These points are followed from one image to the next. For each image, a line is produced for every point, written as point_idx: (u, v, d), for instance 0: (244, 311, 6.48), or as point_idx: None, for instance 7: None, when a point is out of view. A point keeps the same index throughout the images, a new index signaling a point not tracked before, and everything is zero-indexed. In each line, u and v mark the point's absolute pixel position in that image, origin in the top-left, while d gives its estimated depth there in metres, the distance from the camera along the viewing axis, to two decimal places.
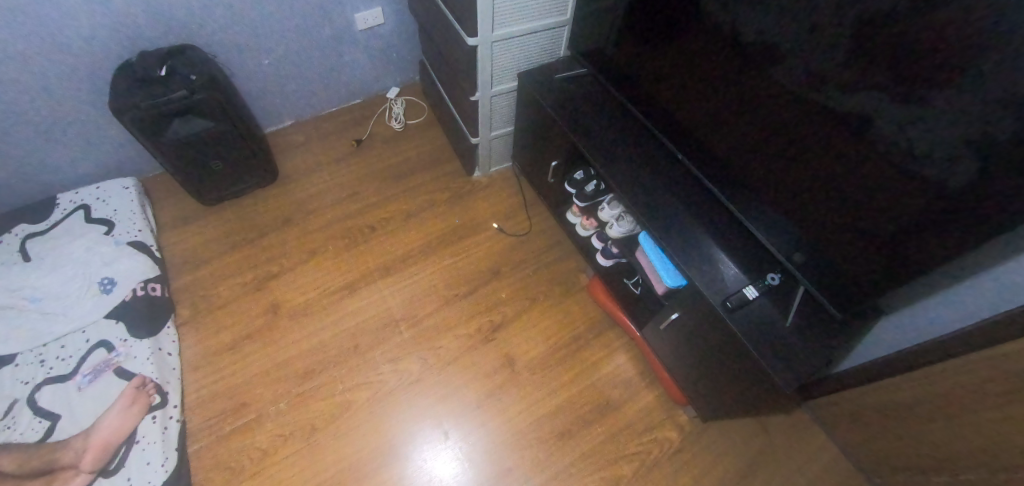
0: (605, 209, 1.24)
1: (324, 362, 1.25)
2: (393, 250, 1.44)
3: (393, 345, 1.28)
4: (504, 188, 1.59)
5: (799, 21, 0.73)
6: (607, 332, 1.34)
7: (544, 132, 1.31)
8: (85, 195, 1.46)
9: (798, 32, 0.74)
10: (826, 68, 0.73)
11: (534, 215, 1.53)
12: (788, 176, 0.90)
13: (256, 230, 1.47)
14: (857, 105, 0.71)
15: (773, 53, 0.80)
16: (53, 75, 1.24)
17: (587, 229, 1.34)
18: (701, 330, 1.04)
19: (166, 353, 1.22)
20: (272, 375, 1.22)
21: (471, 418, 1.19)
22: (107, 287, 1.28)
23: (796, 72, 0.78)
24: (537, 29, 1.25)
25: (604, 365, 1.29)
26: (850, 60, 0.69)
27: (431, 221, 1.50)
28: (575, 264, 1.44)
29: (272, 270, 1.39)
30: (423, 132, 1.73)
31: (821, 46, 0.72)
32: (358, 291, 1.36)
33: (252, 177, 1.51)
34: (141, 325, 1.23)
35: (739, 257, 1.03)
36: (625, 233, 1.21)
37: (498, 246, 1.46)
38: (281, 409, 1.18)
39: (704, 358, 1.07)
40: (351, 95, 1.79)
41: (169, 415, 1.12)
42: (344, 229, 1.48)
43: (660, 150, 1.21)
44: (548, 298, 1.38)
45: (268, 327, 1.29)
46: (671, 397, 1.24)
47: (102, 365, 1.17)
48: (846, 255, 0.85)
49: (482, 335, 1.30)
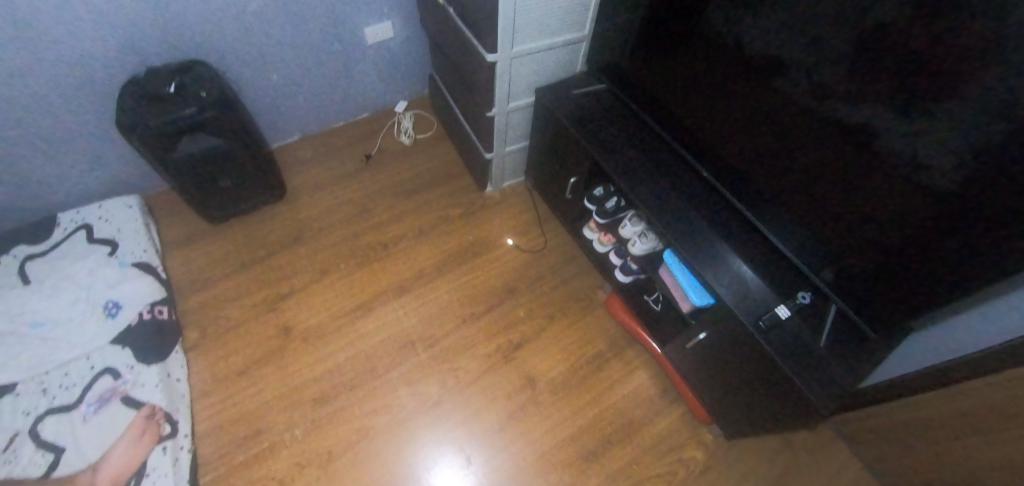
0: (627, 226, 1.21)
1: (339, 385, 1.21)
2: (407, 268, 1.41)
3: (410, 366, 1.24)
4: (517, 204, 1.56)
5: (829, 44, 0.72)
6: (627, 350, 1.32)
7: (561, 148, 1.29)
8: (87, 214, 1.42)
9: (831, 54, 0.73)
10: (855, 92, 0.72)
11: (549, 230, 1.51)
12: (817, 195, 0.88)
13: (264, 250, 1.43)
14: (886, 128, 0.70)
15: (801, 75, 0.79)
16: (56, 92, 1.20)
17: (605, 244, 1.32)
18: (728, 350, 1.02)
19: (175, 379, 1.18)
20: (285, 400, 1.18)
21: (493, 441, 1.16)
22: (112, 311, 1.24)
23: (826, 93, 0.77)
24: (555, 45, 1.23)
25: (626, 383, 1.27)
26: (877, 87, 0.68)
27: (445, 237, 1.48)
28: (591, 279, 1.42)
29: (282, 290, 1.36)
30: (433, 146, 1.70)
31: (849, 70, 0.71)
32: (372, 311, 1.33)
33: (259, 194, 1.47)
34: (147, 350, 1.19)
35: (768, 276, 1.01)
36: (647, 250, 1.18)
37: (513, 263, 1.43)
38: (296, 436, 1.14)
39: (731, 378, 1.05)
40: (359, 109, 1.76)
41: (180, 445, 1.08)
42: (355, 247, 1.45)
43: (681, 165, 1.19)
44: (566, 315, 1.35)
45: (279, 350, 1.25)
46: (695, 415, 1.22)
47: (108, 394, 1.13)
48: (878, 275, 0.84)
49: (501, 355, 1.28)
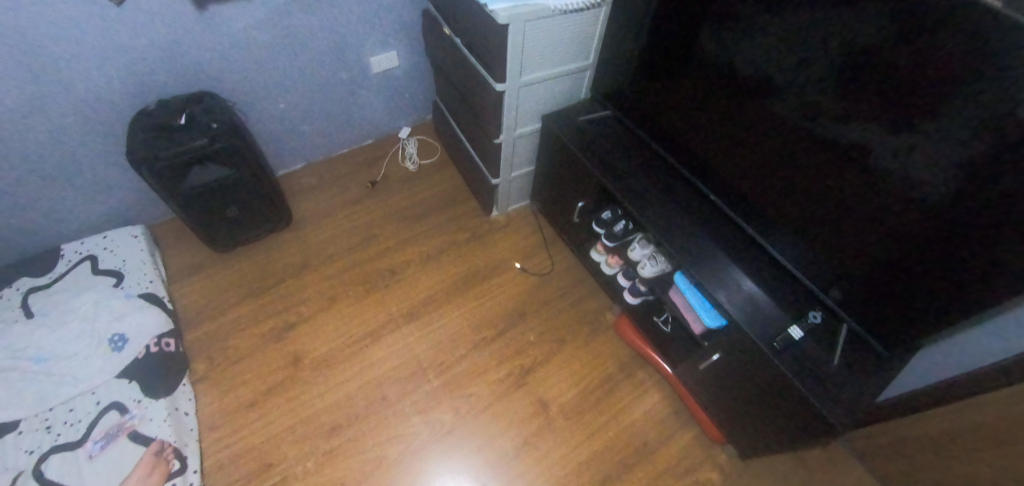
0: (636, 249, 1.23)
1: (350, 415, 1.20)
2: (415, 293, 1.41)
3: (421, 394, 1.24)
4: (523, 228, 1.58)
5: (831, 76, 0.75)
6: (638, 372, 1.32)
7: (567, 172, 1.31)
8: (92, 245, 1.42)
9: (832, 85, 0.76)
10: (859, 121, 0.75)
11: (555, 253, 1.52)
12: (823, 217, 0.90)
13: (271, 278, 1.43)
14: (891, 151, 0.73)
15: (803, 104, 0.82)
16: (66, 126, 1.21)
17: (613, 266, 1.33)
18: (743, 373, 1.02)
19: (183, 413, 1.16)
20: (296, 431, 1.17)
21: (508, 469, 1.14)
22: (118, 344, 1.22)
23: (829, 123, 0.80)
24: (561, 73, 1.27)
25: (638, 405, 1.27)
26: (881, 116, 0.71)
27: (453, 262, 1.48)
28: (599, 301, 1.43)
29: (290, 318, 1.35)
30: (438, 171, 1.72)
31: (851, 101, 0.74)
32: (382, 338, 1.32)
33: (266, 222, 1.48)
34: (155, 384, 1.17)
35: (778, 297, 1.02)
36: (658, 272, 1.19)
37: (521, 286, 1.44)
38: (308, 468, 1.12)
39: (746, 401, 1.05)
40: (364, 136, 1.78)
41: (189, 482, 1.06)
42: (363, 273, 1.44)
43: (686, 188, 1.21)
44: (576, 338, 1.36)
45: (289, 380, 1.24)
46: (710, 437, 1.22)
47: (115, 430, 1.10)
48: (887, 293, 0.85)
49: (513, 380, 1.27)
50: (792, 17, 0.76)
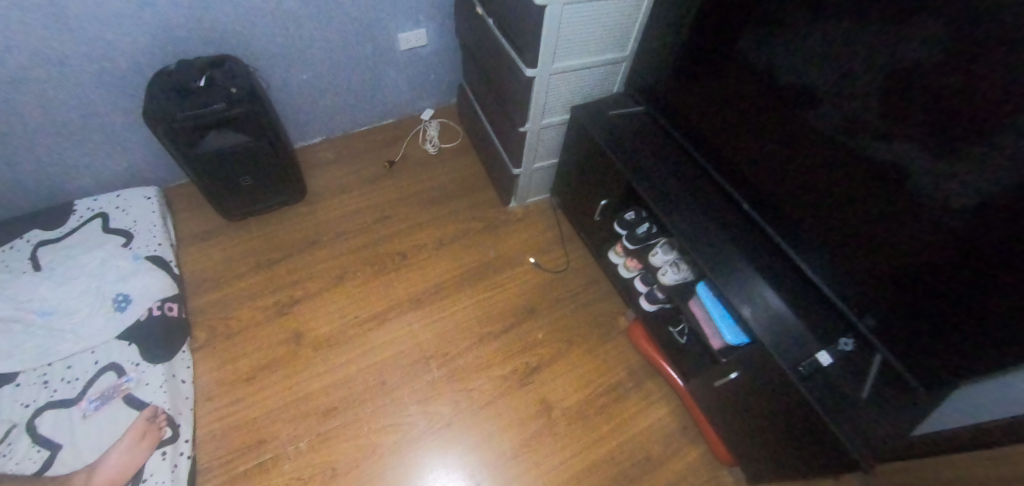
0: (658, 254, 1.16)
1: (347, 398, 1.17)
2: (424, 279, 1.36)
3: (422, 383, 1.20)
4: (540, 222, 1.51)
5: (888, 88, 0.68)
6: (647, 382, 1.27)
7: (593, 167, 1.25)
8: (104, 202, 1.40)
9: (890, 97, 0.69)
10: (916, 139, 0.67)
11: (572, 250, 1.46)
12: (863, 236, 0.82)
13: (279, 251, 1.39)
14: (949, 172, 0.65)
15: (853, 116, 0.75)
16: (86, 80, 1.19)
17: (630, 270, 1.28)
18: (762, 396, 0.96)
19: (180, 380, 1.14)
20: (291, 410, 1.14)
21: (504, 470, 1.10)
22: (121, 304, 1.20)
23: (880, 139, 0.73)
24: (595, 64, 1.20)
25: (644, 416, 1.21)
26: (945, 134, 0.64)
27: (465, 251, 1.43)
28: (614, 305, 1.37)
29: (295, 294, 1.32)
30: (458, 156, 1.66)
31: (910, 115, 0.67)
32: (386, 322, 1.28)
33: (279, 193, 1.44)
34: (155, 349, 1.16)
35: (809, 319, 0.95)
36: (678, 280, 1.12)
37: (534, 282, 1.38)
38: (300, 449, 1.09)
39: (761, 426, 0.99)
40: (385, 114, 1.73)
41: (180, 451, 1.04)
42: (372, 254, 1.40)
43: (717, 194, 1.14)
44: (586, 340, 1.30)
45: (289, 357, 1.22)
46: (717, 458, 1.16)
47: (110, 391, 1.09)
48: (929, 327, 0.77)
49: (517, 378, 1.23)
50: (857, 17, 0.69)
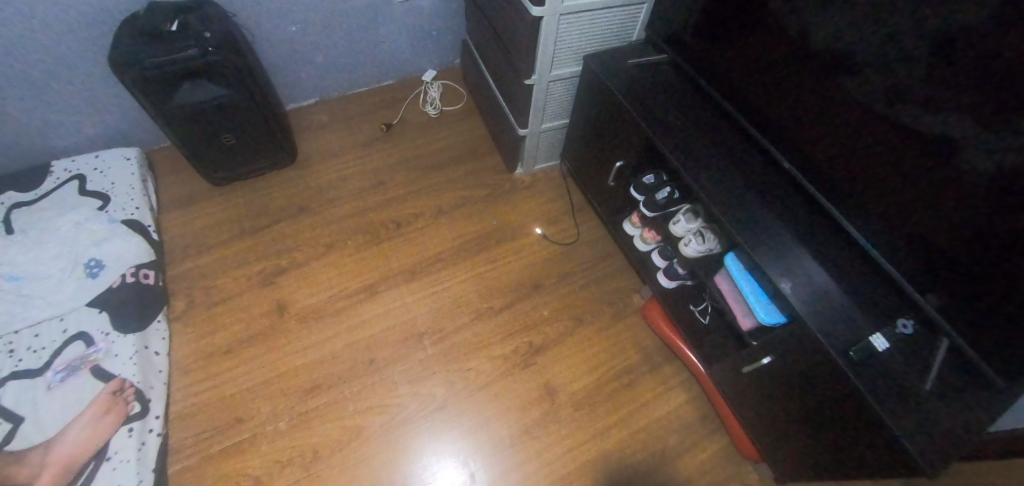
0: (680, 222, 1.02)
1: (332, 376, 1.07)
2: (420, 250, 1.25)
3: (414, 362, 1.09)
4: (549, 191, 1.38)
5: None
6: (663, 367, 1.14)
7: (607, 123, 1.10)
8: (81, 164, 1.30)
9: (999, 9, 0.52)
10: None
11: (583, 222, 1.33)
12: (936, 193, 0.66)
13: (265, 218, 1.29)
14: None
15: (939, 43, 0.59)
16: (49, 26, 1.07)
17: (647, 243, 1.15)
18: (799, 384, 0.82)
19: (152, 352, 1.05)
20: (271, 386, 1.05)
21: (501, 459, 0.99)
22: (94, 271, 1.12)
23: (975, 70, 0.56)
24: (612, 4, 1.05)
25: (659, 404, 1.09)
26: None
27: (466, 220, 1.30)
28: (628, 281, 1.24)
29: (280, 263, 1.22)
30: (461, 120, 1.52)
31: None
32: (378, 296, 1.18)
33: (266, 156, 1.34)
34: (127, 318, 1.07)
35: (858, 296, 0.79)
36: (702, 252, 0.98)
37: (540, 255, 1.26)
38: (279, 430, 1.00)
39: (795, 419, 0.86)
40: (384, 75, 1.58)
41: (148, 428, 0.95)
42: (365, 223, 1.29)
43: (748, 151, 0.97)
44: (596, 320, 1.18)
45: (272, 331, 1.12)
46: (740, 452, 1.04)
47: (78, 362, 1.01)
48: (1019, 307, 0.61)
49: (519, 359, 1.11)
50: None
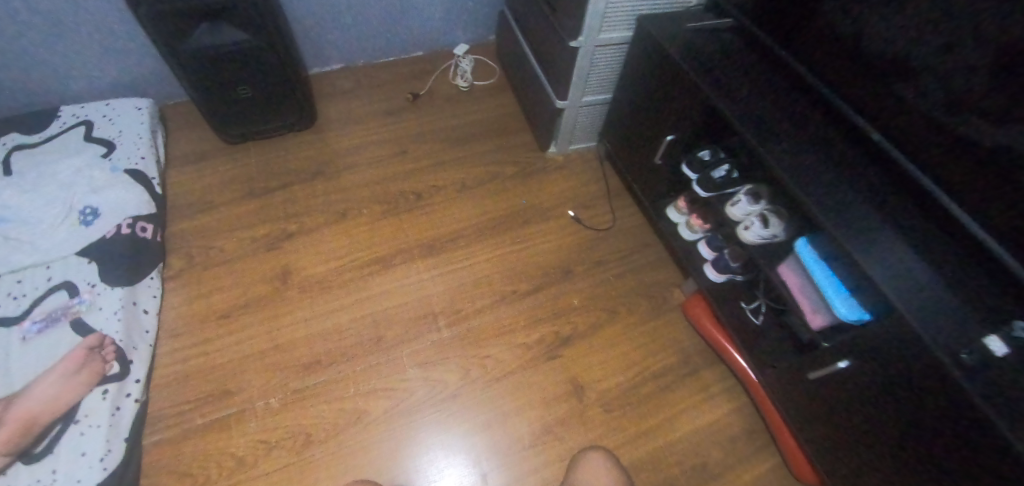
0: (740, 204, 0.89)
1: (334, 352, 0.96)
2: (441, 224, 1.14)
3: (426, 343, 0.98)
4: (583, 173, 1.27)
5: None
6: (705, 371, 1.01)
7: (659, 89, 0.99)
8: (91, 110, 1.22)
9: None
10: None
11: (620, 207, 1.21)
12: None
13: (276, 180, 1.20)
14: None
15: None
16: None
17: (695, 230, 1.03)
18: (883, 397, 0.68)
19: (141, 310, 0.95)
20: (266, 358, 0.94)
21: (519, 461, 0.87)
22: (88, 218, 1.03)
23: None
24: None
25: (700, 412, 0.95)
26: None
27: (492, 197, 1.20)
28: (668, 274, 1.11)
29: (288, 227, 1.12)
30: (493, 95, 1.43)
31: None
32: (392, 269, 1.07)
33: (284, 115, 1.25)
34: (117, 270, 0.97)
35: (970, 291, 0.64)
36: (764, 240, 0.86)
37: (572, 239, 1.14)
38: (270, 407, 0.89)
39: (874, 440, 0.71)
40: (414, 45, 1.50)
41: (126, 392, 0.85)
42: (383, 192, 1.19)
43: (821, 122, 0.83)
44: (632, 313, 1.05)
45: (272, 298, 1.02)
46: (795, 475, 0.89)
47: (58, 313, 0.91)
48: None
49: (543, 349, 0.99)
50: None
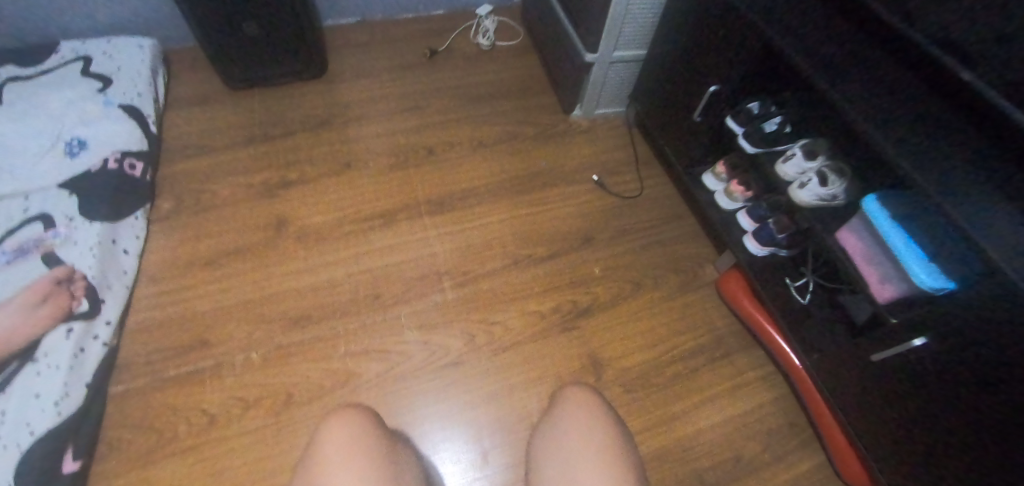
0: (792, 161, 0.79)
1: (327, 307, 0.86)
2: (452, 182, 1.05)
3: (429, 304, 0.88)
4: (609, 139, 1.16)
5: None
6: (740, 356, 0.89)
7: (706, 35, 0.86)
8: (91, 46, 1.16)
9: None
10: None
11: (649, 176, 1.10)
12: None
13: (280, 128, 1.12)
14: None
15: None
16: None
17: (734, 198, 0.92)
18: (980, 391, 0.54)
19: (121, 249, 0.87)
20: (251, 309, 0.85)
21: (525, 439, 0.76)
22: (75, 150, 0.96)
23: None
24: None
25: (734, 401, 0.84)
26: None
27: (509, 157, 1.10)
28: (700, 249, 1.00)
29: (288, 176, 1.03)
30: (515, 57, 1.33)
31: None
32: (395, 225, 0.97)
33: (292, 62, 1.17)
34: (99, 205, 0.89)
35: None
36: (818, 200, 0.75)
37: (594, 205, 1.04)
38: (251, 361, 0.80)
39: (947, 435, 0.59)
40: (435, 3, 1.41)
41: (93, 334, 0.76)
42: (392, 145, 1.10)
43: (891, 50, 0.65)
44: (659, 288, 0.94)
45: (264, 246, 0.93)
46: (842, 477, 0.77)
47: (30, 245, 0.83)
48: None
49: (559, 319, 0.88)
50: None
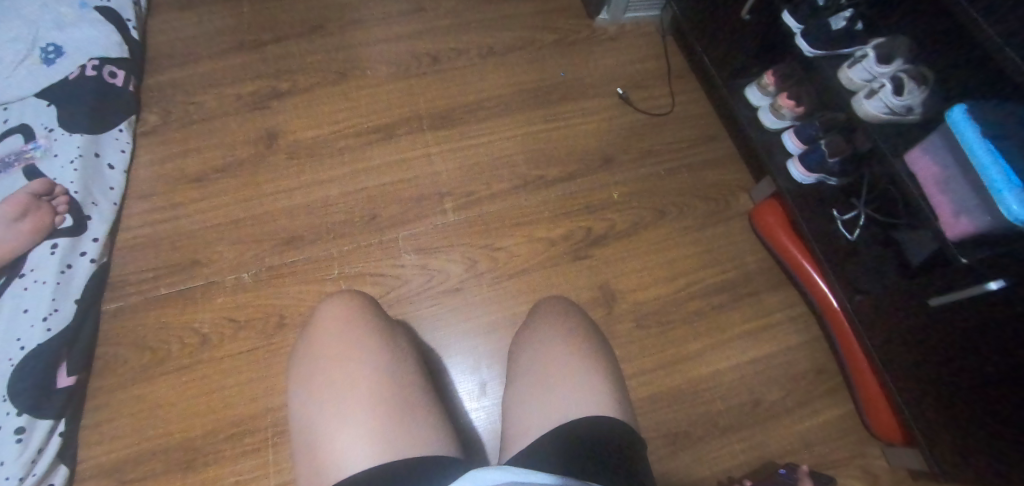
0: (863, 64, 0.64)
1: (320, 228, 0.81)
2: (458, 94, 0.93)
3: (430, 228, 0.81)
4: (640, 47, 1.01)
5: None
6: (769, 295, 0.80)
7: None
8: None
9: None
10: None
11: (683, 91, 0.96)
12: None
13: (270, 32, 1.01)
14: None
15: None
16: None
17: (781, 115, 0.77)
18: None
19: (105, 163, 0.83)
20: (243, 228, 0.81)
21: None
22: (50, 57, 0.88)
23: None
24: None
25: (757, 342, 0.77)
26: None
27: (524, 67, 0.97)
28: (735, 175, 0.88)
29: (280, 86, 0.94)
30: None
31: None
32: (394, 141, 0.88)
33: None
34: (78, 117, 0.83)
35: None
36: (887, 113, 0.61)
37: (617, 124, 0.92)
38: (243, 282, 0.76)
39: (1012, 391, 0.50)
40: None
41: (80, 251, 0.74)
42: (393, 52, 0.98)
43: None
44: (684, 218, 0.84)
45: (255, 162, 0.86)
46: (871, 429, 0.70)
47: (10, 158, 0.80)
48: None
49: (570, 248, 0.81)
50: None
